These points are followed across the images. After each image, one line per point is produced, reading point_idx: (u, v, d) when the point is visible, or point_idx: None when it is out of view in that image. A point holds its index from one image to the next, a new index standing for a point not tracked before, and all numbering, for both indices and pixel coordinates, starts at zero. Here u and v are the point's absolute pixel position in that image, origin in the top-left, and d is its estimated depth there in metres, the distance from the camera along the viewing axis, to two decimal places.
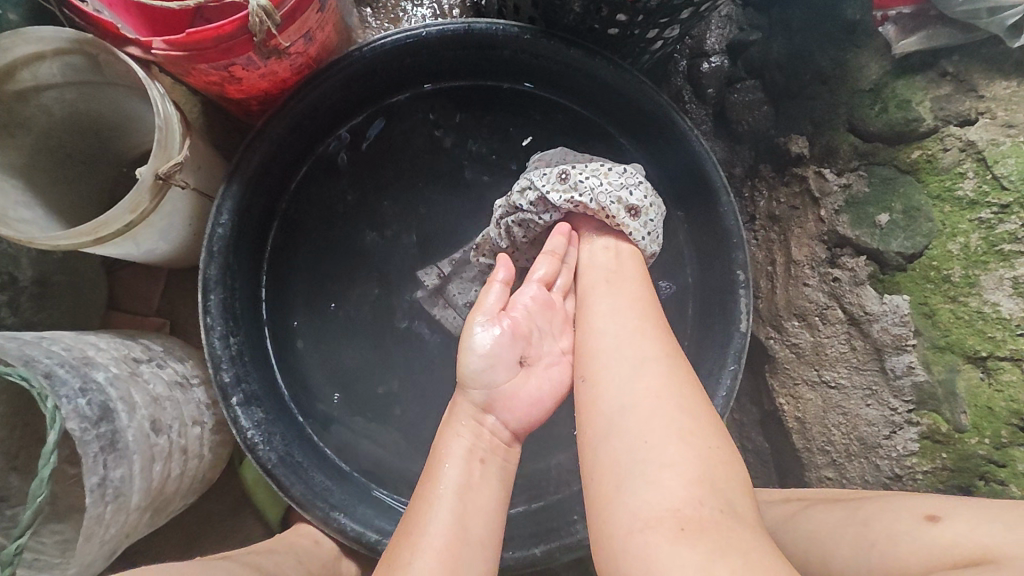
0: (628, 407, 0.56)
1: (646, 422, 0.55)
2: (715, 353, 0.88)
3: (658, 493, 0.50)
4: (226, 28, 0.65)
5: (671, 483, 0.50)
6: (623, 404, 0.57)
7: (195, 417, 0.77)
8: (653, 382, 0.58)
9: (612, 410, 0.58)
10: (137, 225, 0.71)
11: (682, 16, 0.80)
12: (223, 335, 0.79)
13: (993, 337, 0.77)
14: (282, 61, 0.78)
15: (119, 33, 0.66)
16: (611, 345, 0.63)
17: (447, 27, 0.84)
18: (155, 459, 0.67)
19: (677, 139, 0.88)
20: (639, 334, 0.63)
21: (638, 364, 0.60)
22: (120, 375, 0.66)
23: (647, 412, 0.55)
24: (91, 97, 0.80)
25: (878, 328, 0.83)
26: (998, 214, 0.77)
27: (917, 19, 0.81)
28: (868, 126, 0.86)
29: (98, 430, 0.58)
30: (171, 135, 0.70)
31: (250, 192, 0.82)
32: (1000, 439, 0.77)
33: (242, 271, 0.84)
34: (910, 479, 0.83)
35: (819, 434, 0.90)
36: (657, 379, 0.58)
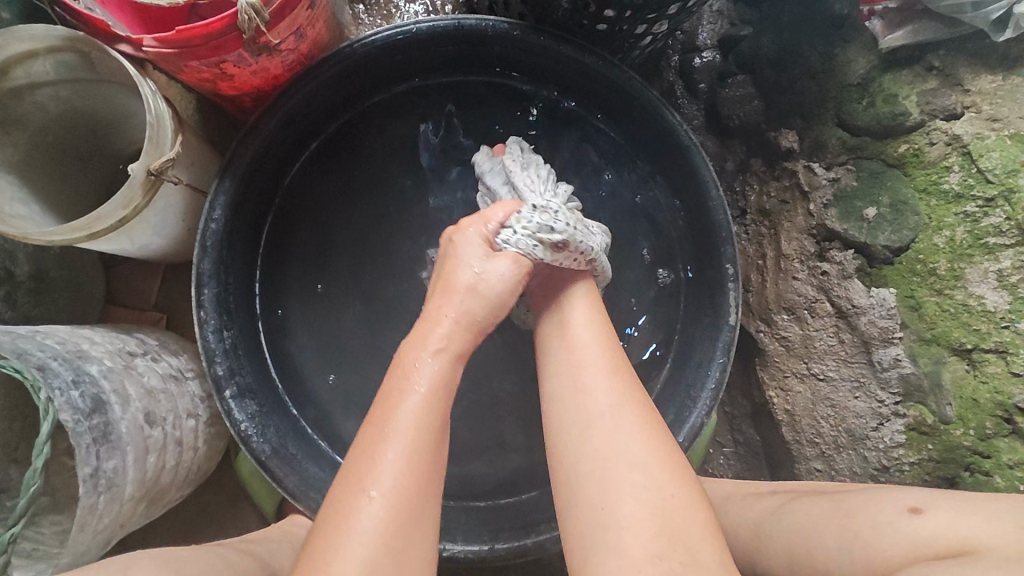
0: (581, 472, 0.57)
1: (602, 481, 0.55)
2: (704, 345, 0.89)
3: (623, 558, 0.50)
4: (215, 25, 0.66)
5: (633, 545, 0.50)
6: (578, 466, 0.58)
7: (190, 410, 0.78)
8: (604, 431, 0.58)
9: (569, 475, 0.58)
10: (131, 220, 0.73)
11: (670, 11, 0.80)
12: (217, 329, 0.80)
13: (978, 330, 0.78)
14: (274, 58, 0.79)
15: (112, 32, 0.67)
16: (561, 396, 0.64)
17: (437, 23, 0.85)
18: (149, 451, 0.68)
19: (667, 133, 0.89)
20: (590, 374, 0.64)
21: (590, 413, 0.60)
22: (115, 368, 0.67)
23: (603, 468, 0.56)
24: (85, 95, 0.81)
25: (866, 321, 0.84)
26: (982, 207, 0.77)
27: (903, 13, 0.82)
28: (856, 120, 0.86)
29: (91, 421, 0.59)
30: (162, 132, 0.71)
31: (242, 187, 0.83)
32: (985, 430, 0.78)
33: (236, 265, 0.85)
34: (896, 470, 0.84)
35: (809, 425, 0.91)
36: (607, 429, 0.58)
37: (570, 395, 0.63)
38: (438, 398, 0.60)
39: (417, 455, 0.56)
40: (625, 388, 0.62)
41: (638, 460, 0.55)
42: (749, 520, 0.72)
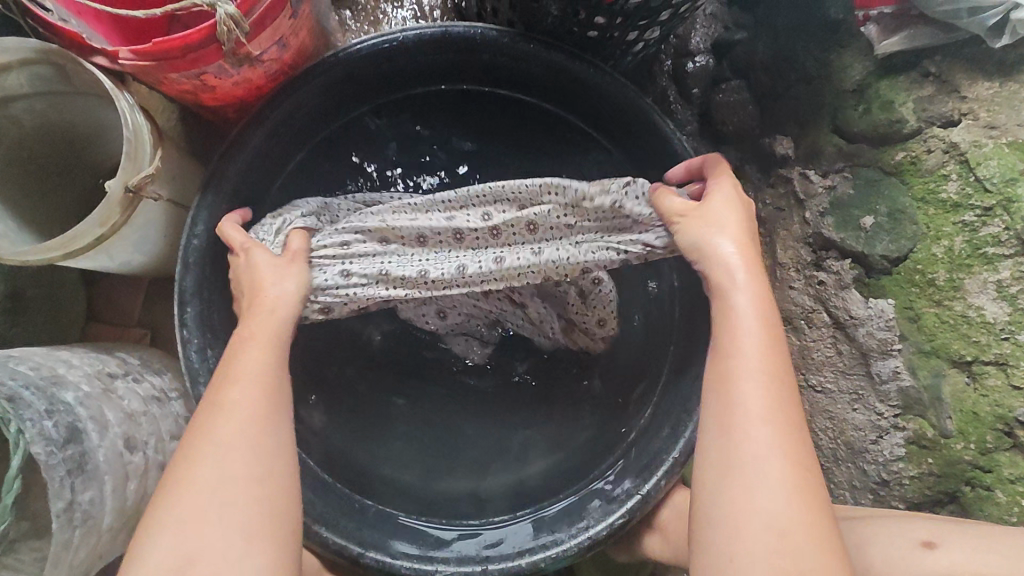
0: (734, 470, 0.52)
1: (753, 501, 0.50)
2: (701, 358, 0.87)
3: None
4: (194, 37, 0.64)
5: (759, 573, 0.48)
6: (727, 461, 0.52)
7: (173, 432, 0.76)
8: (755, 440, 0.52)
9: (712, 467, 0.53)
10: (109, 238, 0.70)
11: (662, 17, 0.79)
12: (200, 347, 0.78)
13: (978, 341, 0.76)
14: (256, 69, 0.77)
15: (86, 43, 0.64)
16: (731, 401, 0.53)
17: (424, 31, 0.83)
18: (129, 478, 0.66)
19: (660, 142, 0.87)
20: (775, 400, 0.53)
21: (755, 423, 0.52)
22: (93, 393, 0.65)
23: (746, 477, 0.51)
24: (62, 108, 0.79)
25: (863, 333, 0.83)
26: (981, 217, 0.75)
27: (898, 18, 0.80)
28: (852, 127, 0.85)
29: (67, 452, 0.57)
30: (140, 147, 0.69)
31: (226, 202, 0.81)
32: (986, 443, 0.76)
33: (221, 282, 0.84)
34: (896, 484, 0.83)
35: (808, 437, 0.91)
36: (774, 448, 0.51)
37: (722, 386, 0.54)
38: (268, 390, 0.59)
39: (252, 439, 0.56)
40: (778, 374, 0.54)
41: (780, 470, 0.50)
42: None
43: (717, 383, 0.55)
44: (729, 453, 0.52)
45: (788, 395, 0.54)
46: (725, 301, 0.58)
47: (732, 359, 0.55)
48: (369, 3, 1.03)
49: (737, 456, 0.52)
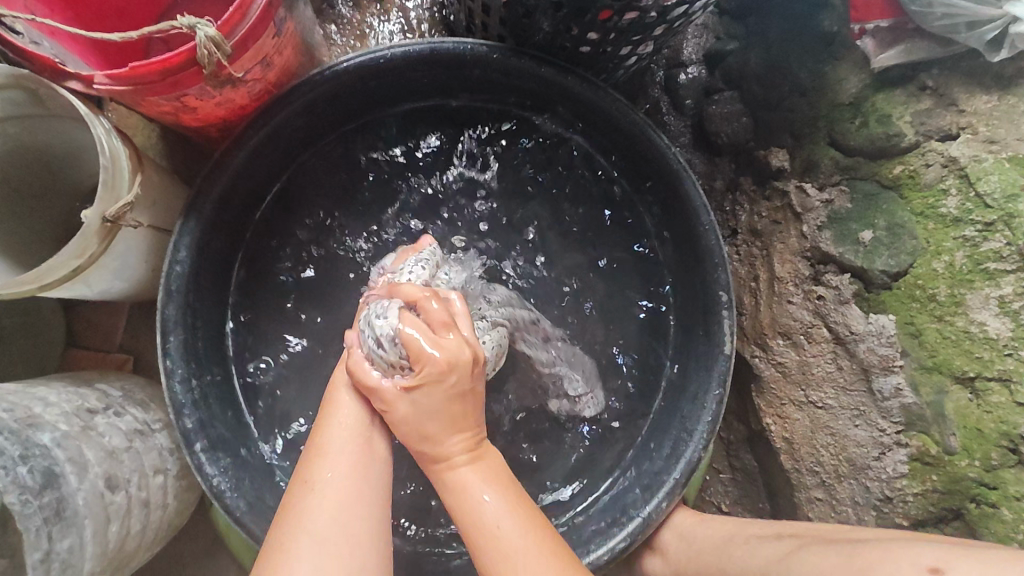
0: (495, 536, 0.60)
1: None
2: (700, 376, 0.86)
3: None
4: (173, 60, 0.61)
5: None
6: (494, 529, 0.60)
7: (157, 467, 0.73)
8: (484, 520, 0.61)
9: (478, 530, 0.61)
10: (86, 269, 0.68)
11: (656, 32, 0.77)
12: (185, 378, 0.75)
13: (981, 357, 0.75)
14: (239, 89, 0.74)
15: (59, 68, 0.60)
16: (472, 483, 0.64)
17: (411, 48, 0.80)
18: (111, 520, 0.64)
19: (654, 156, 0.85)
20: (495, 489, 0.63)
21: (495, 518, 0.61)
22: (71, 432, 0.63)
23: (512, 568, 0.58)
24: (38, 131, 0.75)
25: (864, 349, 0.82)
26: (982, 232, 0.75)
27: (895, 31, 0.81)
28: (850, 140, 0.84)
29: (42, 500, 0.56)
30: (119, 173, 0.67)
31: (210, 225, 0.79)
32: (990, 461, 0.75)
33: (204, 309, 0.81)
34: (900, 502, 0.81)
35: (808, 453, 0.88)
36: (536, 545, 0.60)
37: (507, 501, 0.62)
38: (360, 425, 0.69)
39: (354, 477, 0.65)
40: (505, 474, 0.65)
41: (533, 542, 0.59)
42: (753, 564, 0.70)
43: (474, 525, 0.61)
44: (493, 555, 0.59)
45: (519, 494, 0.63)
46: (449, 476, 0.65)
47: (464, 514, 0.62)
48: (354, 17, 1.00)
49: (492, 549, 0.60)
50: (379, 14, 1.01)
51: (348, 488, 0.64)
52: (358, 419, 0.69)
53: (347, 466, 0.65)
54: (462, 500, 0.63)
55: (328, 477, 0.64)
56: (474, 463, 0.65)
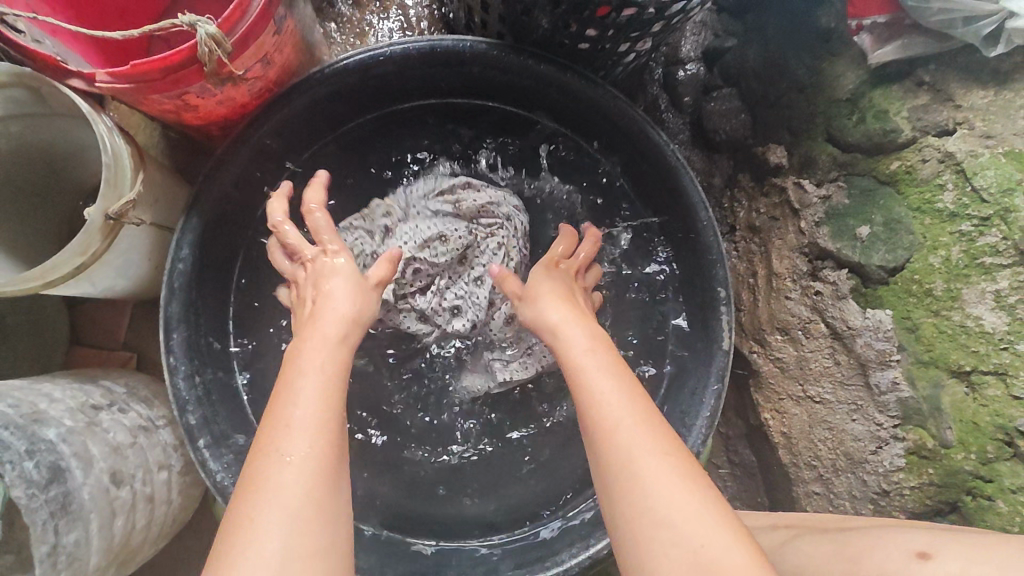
0: (622, 442, 0.54)
1: (657, 528, 0.49)
2: (698, 371, 0.86)
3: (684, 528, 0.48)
4: (173, 58, 0.62)
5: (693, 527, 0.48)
6: (621, 435, 0.55)
7: (161, 462, 0.74)
8: (609, 425, 0.56)
9: (603, 439, 0.56)
10: (89, 267, 0.68)
11: (654, 29, 0.77)
12: (188, 375, 0.76)
13: (977, 351, 0.76)
14: (240, 86, 0.74)
15: (60, 66, 0.61)
16: (600, 387, 0.59)
17: (410, 45, 0.81)
18: (116, 514, 0.64)
19: (653, 152, 0.85)
20: (612, 386, 0.59)
21: (615, 419, 0.56)
22: (76, 427, 0.64)
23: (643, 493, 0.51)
24: (41, 130, 0.76)
25: (861, 343, 0.82)
26: (978, 227, 0.75)
27: (891, 28, 0.80)
28: (847, 136, 0.84)
29: (48, 494, 0.57)
30: (120, 171, 0.67)
31: (212, 223, 0.79)
32: (986, 454, 0.76)
33: (207, 306, 0.82)
34: (896, 495, 0.82)
35: (806, 447, 0.89)
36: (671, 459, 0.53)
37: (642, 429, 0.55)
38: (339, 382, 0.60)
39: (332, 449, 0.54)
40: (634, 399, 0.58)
41: (669, 474, 0.51)
42: None
43: (600, 428, 0.56)
44: (621, 497, 0.52)
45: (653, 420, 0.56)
46: (578, 384, 0.61)
47: (583, 384, 0.61)
48: (354, 15, 1.01)
49: (627, 488, 0.52)
50: (379, 12, 1.01)
51: (313, 492, 0.51)
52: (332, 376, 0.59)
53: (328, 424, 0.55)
54: (586, 396, 0.59)
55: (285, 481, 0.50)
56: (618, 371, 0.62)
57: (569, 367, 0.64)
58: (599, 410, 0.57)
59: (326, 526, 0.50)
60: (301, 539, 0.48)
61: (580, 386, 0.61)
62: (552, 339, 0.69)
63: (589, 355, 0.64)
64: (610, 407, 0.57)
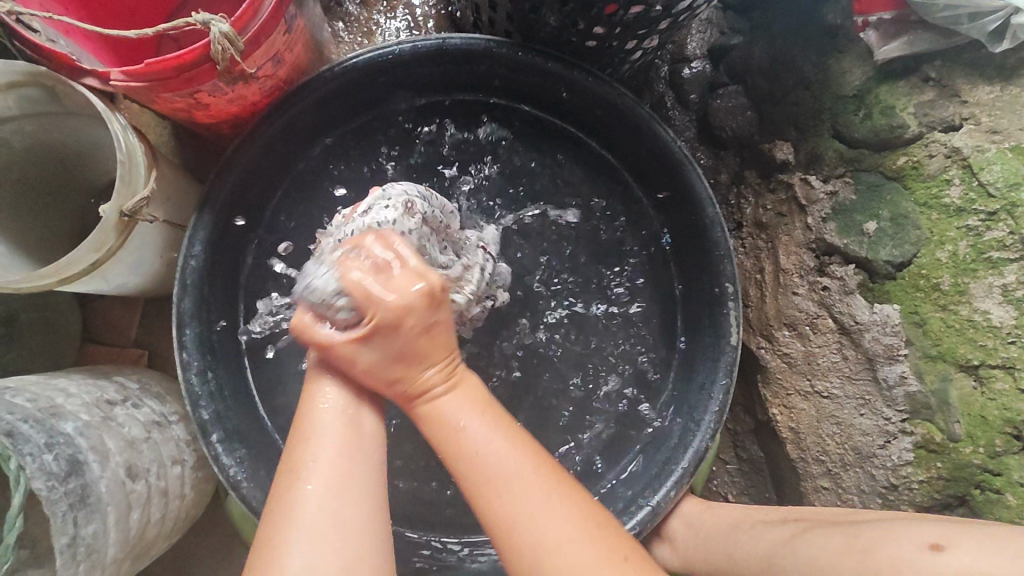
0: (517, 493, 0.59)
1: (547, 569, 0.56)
2: (706, 366, 0.87)
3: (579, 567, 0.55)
4: (187, 57, 0.63)
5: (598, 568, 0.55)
6: (511, 483, 0.59)
7: (175, 457, 0.75)
8: (490, 466, 0.60)
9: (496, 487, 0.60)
10: (104, 263, 0.69)
11: (661, 26, 0.78)
12: (200, 371, 0.77)
13: (985, 345, 0.76)
14: (251, 85, 0.75)
15: (75, 64, 0.62)
16: (470, 433, 0.62)
17: (419, 44, 0.82)
18: (132, 507, 0.65)
19: (659, 149, 0.86)
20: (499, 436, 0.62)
21: (506, 474, 0.60)
22: (92, 421, 0.65)
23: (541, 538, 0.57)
24: (54, 128, 0.77)
25: (869, 338, 0.82)
26: (985, 221, 0.76)
27: (897, 24, 0.81)
28: (853, 132, 0.85)
29: (67, 486, 0.57)
30: (134, 168, 0.68)
31: (224, 220, 0.80)
32: (994, 447, 0.77)
33: (219, 302, 0.82)
34: (905, 489, 0.82)
35: (814, 443, 0.89)
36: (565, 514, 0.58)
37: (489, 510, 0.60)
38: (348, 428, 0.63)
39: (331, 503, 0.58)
40: (530, 468, 0.60)
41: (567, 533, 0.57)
42: (761, 550, 0.71)
43: (474, 473, 0.61)
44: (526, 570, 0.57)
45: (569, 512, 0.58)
46: (432, 412, 0.64)
47: (455, 436, 0.62)
48: (362, 15, 1.02)
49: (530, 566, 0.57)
50: (386, 11, 1.02)
51: (334, 520, 0.57)
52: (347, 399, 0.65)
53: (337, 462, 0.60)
54: (457, 442, 0.62)
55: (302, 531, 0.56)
56: (453, 392, 0.65)
57: (426, 416, 0.65)
58: (477, 456, 0.61)
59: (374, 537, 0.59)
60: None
61: (453, 441, 0.62)
62: (427, 410, 0.64)
63: (474, 417, 0.63)
64: (494, 457, 0.60)
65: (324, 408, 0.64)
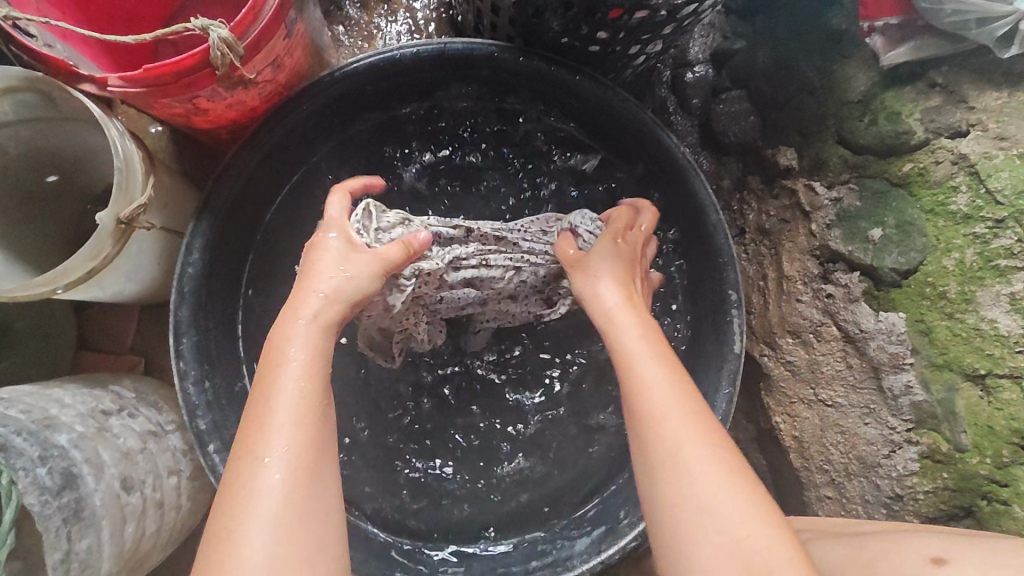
0: (667, 428, 0.53)
1: (694, 504, 0.49)
2: (710, 375, 0.86)
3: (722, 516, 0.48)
4: (186, 62, 0.62)
5: (729, 511, 0.48)
6: (664, 420, 0.53)
7: (171, 467, 0.74)
8: (651, 393, 0.55)
9: (650, 423, 0.54)
10: (101, 271, 0.68)
11: (665, 31, 0.77)
12: (198, 380, 0.76)
13: (991, 354, 0.75)
14: (250, 90, 0.74)
15: (73, 70, 0.60)
16: (646, 364, 0.58)
17: (421, 49, 0.81)
18: (127, 520, 0.64)
19: (662, 154, 0.85)
20: (661, 371, 0.57)
21: (654, 402, 0.54)
22: (87, 433, 0.64)
23: (686, 481, 0.50)
24: (51, 133, 0.76)
25: (874, 347, 0.82)
26: (992, 229, 0.75)
27: (905, 29, 0.80)
28: (858, 138, 0.84)
29: (62, 500, 0.57)
30: (132, 176, 0.67)
31: (222, 227, 0.79)
32: (1002, 458, 0.75)
33: (217, 310, 0.82)
34: (910, 500, 0.81)
35: (818, 452, 0.88)
36: (708, 448, 0.51)
37: (634, 407, 0.56)
38: (318, 389, 0.55)
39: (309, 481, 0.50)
40: (693, 407, 0.54)
41: (706, 462, 0.50)
42: None
43: (641, 415, 0.55)
44: (655, 497, 0.51)
45: (697, 406, 0.54)
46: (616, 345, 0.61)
47: (626, 367, 0.58)
48: (362, 19, 1.01)
49: (664, 471, 0.51)
50: (387, 15, 1.01)
51: (294, 495, 0.49)
52: (314, 355, 0.57)
53: (305, 427, 0.52)
54: (630, 370, 0.58)
55: (264, 500, 0.48)
56: (630, 306, 0.64)
57: (626, 362, 0.59)
58: (638, 379, 0.57)
59: (327, 542, 0.49)
60: (288, 554, 0.46)
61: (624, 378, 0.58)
62: (608, 332, 0.63)
63: (634, 341, 0.60)
64: (648, 386, 0.56)
65: (292, 360, 0.55)
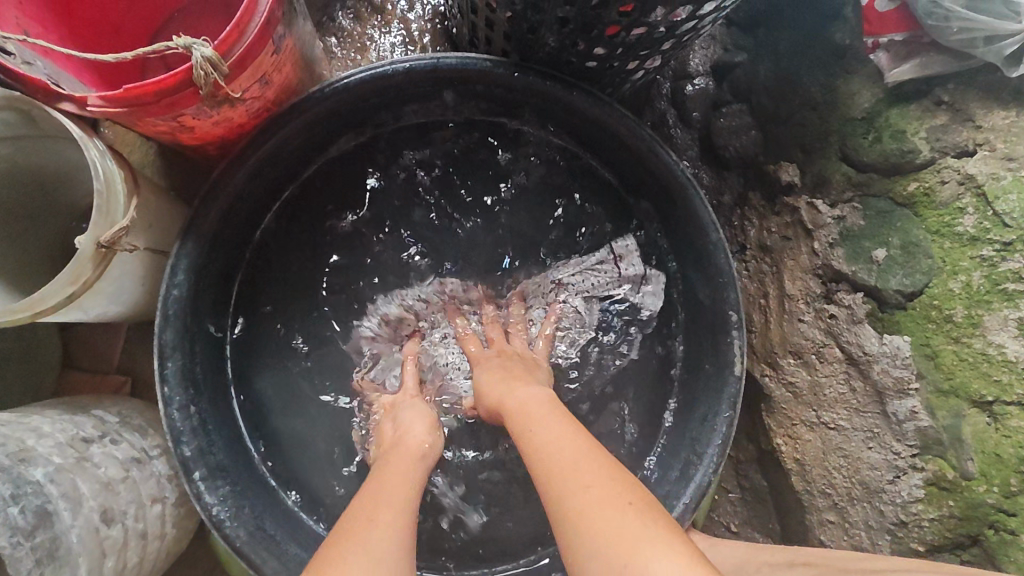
0: (559, 474, 0.54)
1: (589, 534, 0.48)
2: (710, 398, 0.84)
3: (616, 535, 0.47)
4: (168, 81, 0.60)
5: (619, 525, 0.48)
6: (559, 469, 0.55)
7: (155, 495, 0.72)
8: (547, 451, 0.57)
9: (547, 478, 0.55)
10: (81, 296, 0.66)
11: (664, 47, 0.75)
12: (183, 405, 0.74)
13: (999, 380, 0.73)
14: (237, 108, 0.72)
15: (50, 89, 0.58)
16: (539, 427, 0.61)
17: (414, 63, 0.78)
18: (106, 555, 0.62)
19: (662, 173, 0.83)
20: (557, 428, 0.60)
21: (556, 447, 0.57)
22: (65, 464, 0.62)
23: (585, 512, 0.50)
24: (31, 150, 0.73)
25: (877, 370, 0.80)
26: (1000, 252, 0.73)
27: (908, 45, 0.78)
28: (862, 156, 0.82)
29: (36, 540, 0.54)
30: (113, 198, 0.65)
31: (208, 246, 0.77)
32: (1010, 487, 0.73)
33: (203, 332, 0.79)
34: (915, 527, 0.79)
35: (820, 476, 0.86)
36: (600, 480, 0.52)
37: (535, 463, 0.58)
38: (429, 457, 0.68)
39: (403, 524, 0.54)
40: (581, 451, 0.56)
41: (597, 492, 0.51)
42: None
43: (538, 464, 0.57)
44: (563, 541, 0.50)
45: (589, 453, 0.56)
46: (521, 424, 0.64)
47: (526, 438, 0.61)
48: (355, 29, 0.99)
49: (563, 507, 0.51)
50: (380, 26, 0.99)
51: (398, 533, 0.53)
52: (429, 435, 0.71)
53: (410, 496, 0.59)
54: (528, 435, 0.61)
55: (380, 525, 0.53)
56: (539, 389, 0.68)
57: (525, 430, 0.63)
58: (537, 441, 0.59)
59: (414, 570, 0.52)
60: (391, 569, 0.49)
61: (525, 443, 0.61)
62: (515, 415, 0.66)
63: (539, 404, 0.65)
64: (549, 441, 0.58)
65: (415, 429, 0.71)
